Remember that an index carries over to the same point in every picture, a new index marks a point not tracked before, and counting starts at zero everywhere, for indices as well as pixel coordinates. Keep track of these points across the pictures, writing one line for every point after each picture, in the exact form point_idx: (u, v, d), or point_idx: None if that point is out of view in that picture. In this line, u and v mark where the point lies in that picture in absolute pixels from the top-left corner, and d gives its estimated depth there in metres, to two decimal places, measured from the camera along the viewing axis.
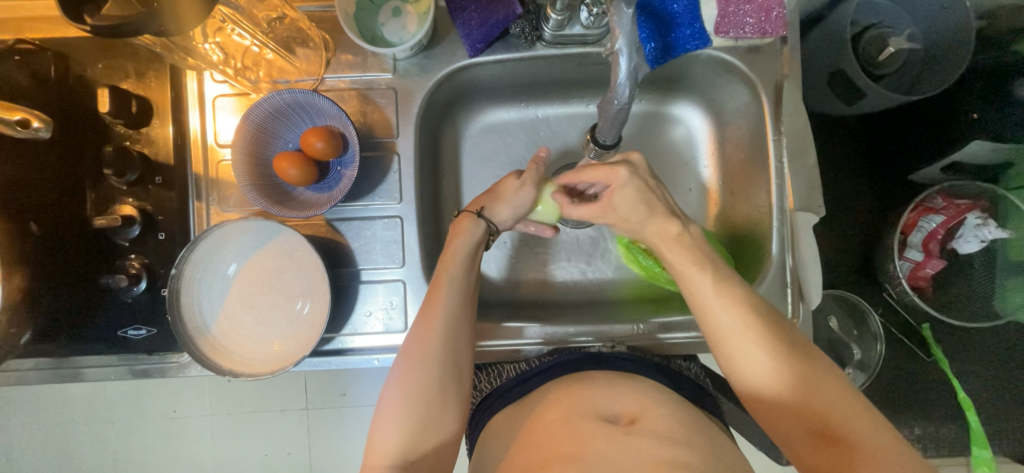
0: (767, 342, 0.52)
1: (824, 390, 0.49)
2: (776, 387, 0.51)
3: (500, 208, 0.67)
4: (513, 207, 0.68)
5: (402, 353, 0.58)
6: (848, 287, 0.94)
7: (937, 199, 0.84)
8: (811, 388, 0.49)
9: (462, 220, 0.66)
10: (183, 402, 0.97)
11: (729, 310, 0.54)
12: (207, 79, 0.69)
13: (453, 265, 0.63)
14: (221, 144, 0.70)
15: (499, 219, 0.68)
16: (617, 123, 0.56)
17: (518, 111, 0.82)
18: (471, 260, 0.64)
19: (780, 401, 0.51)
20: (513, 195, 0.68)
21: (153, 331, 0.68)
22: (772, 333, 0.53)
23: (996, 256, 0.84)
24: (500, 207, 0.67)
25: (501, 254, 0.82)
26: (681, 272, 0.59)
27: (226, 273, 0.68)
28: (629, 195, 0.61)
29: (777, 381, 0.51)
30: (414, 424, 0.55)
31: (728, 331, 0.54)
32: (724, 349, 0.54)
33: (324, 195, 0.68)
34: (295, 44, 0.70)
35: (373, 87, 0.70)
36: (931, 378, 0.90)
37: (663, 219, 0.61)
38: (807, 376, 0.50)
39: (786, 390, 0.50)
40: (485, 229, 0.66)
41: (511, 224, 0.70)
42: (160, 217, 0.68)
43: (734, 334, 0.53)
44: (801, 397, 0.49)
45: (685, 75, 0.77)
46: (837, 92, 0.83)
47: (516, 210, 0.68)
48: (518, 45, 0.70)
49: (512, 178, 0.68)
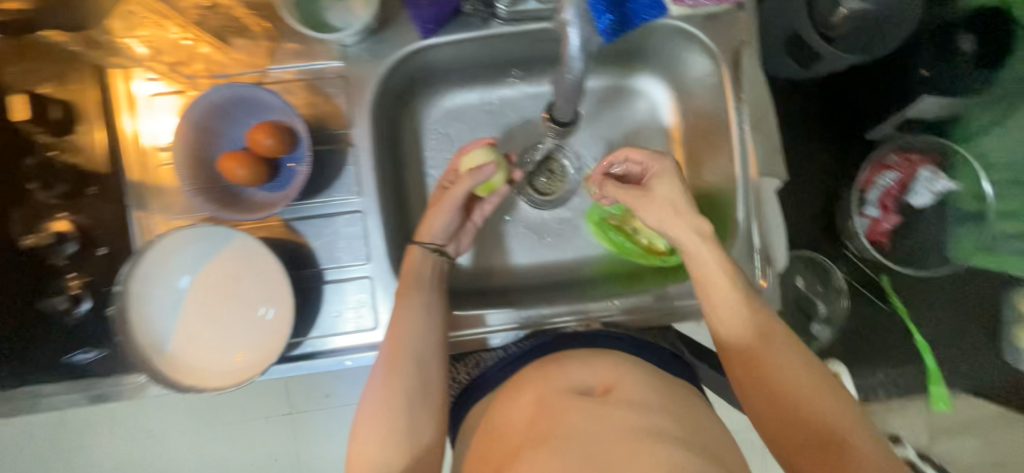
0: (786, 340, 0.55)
1: (826, 401, 0.51)
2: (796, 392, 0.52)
3: (427, 225, 0.69)
4: (437, 220, 0.69)
5: (374, 371, 0.59)
6: (813, 246, 0.97)
7: (892, 157, 0.90)
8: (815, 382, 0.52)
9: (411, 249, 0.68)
10: (156, 423, 0.92)
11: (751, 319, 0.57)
12: (136, 79, 0.63)
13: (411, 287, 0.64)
14: (160, 148, 0.64)
15: (435, 236, 0.69)
16: (573, 100, 0.54)
17: (478, 93, 0.79)
18: (420, 262, 0.67)
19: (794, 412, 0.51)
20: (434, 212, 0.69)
21: (104, 352, 0.63)
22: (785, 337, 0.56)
23: (947, 207, 0.89)
24: (425, 224, 0.69)
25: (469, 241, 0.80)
26: (702, 275, 0.60)
27: (177, 286, 0.63)
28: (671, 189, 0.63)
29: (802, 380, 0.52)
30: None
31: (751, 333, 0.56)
32: (748, 353, 0.56)
33: (278, 194, 0.63)
34: (230, 33, 0.63)
35: (321, 77, 0.66)
36: (891, 326, 0.94)
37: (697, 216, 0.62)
38: (819, 387, 0.52)
39: (804, 398, 0.51)
40: (429, 253, 0.68)
41: (451, 233, 0.71)
42: (97, 230, 0.63)
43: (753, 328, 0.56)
44: (808, 408, 0.51)
45: (645, 47, 0.76)
46: (794, 56, 0.83)
47: (443, 223, 0.69)
48: (472, 23, 0.68)
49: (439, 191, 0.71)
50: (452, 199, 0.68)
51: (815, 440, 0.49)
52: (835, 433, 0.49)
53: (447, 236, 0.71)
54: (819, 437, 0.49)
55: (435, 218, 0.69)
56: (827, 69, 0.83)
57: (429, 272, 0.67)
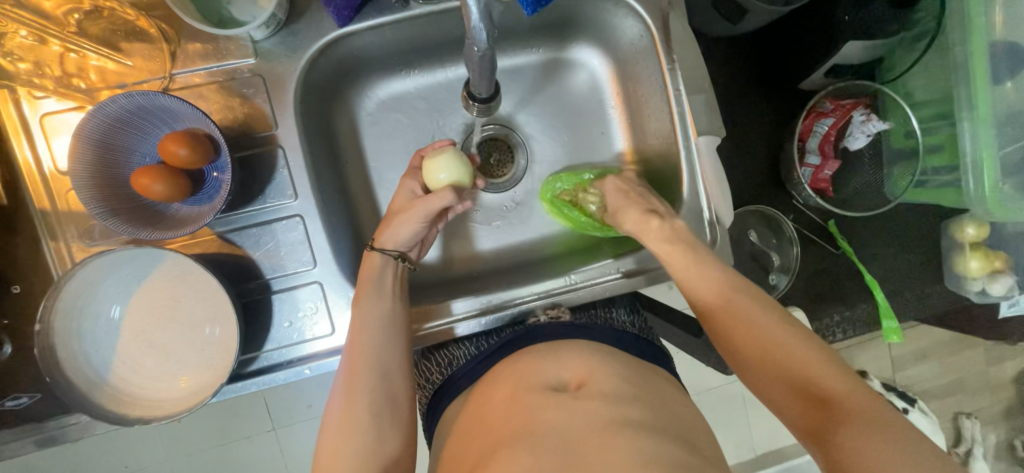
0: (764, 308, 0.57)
1: (806, 358, 0.52)
2: (777, 351, 0.53)
3: (389, 233, 0.65)
4: (400, 229, 0.65)
5: (336, 386, 0.58)
6: (764, 200, 0.99)
7: (826, 104, 0.92)
8: (798, 342, 0.53)
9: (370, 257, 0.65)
10: (135, 455, 0.93)
11: (733, 296, 0.58)
12: (25, 100, 0.58)
13: (365, 294, 0.61)
14: (62, 171, 0.59)
15: (395, 243, 0.66)
16: (486, 72, 0.50)
17: (412, 79, 0.76)
18: (380, 271, 0.64)
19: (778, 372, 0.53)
20: (399, 222, 0.65)
21: (37, 396, 0.59)
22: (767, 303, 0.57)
23: (881, 146, 0.93)
24: (388, 232, 0.65)
25: None
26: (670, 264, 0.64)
27: (109, 316, 0.60)
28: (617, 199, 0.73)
29: (782, 341, 0.54)
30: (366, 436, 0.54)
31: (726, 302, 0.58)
32: (725, 318, 0.58)
33: (205, 207, 0.60)
34: (118, 37, 0.59)
35: (236, 77, 0.62)
36: (844, 268, 0.98)
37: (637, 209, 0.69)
38: (799, 345, 0.53)
39: (785, 356, 0.53)
40: (389, 260, 0.65)
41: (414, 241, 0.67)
42: (10, 269, 0.59)
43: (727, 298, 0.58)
44: (791, 367, 0.52)
45: (574, 15, 0.75)
46: (723, 13, 0.83)
47: (405, 233, 0.65)
48: (390, 6, 0.64)
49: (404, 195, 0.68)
50: (422, 207, 0.64)
51: (810, 400, 0.50)
52: (825, 391, 0.50)
53: (410, 243, 0.67)
54: (812, 395, 0.50)
55: (401, 226, 0.65)
56: (753, 24, 0.85)
57: (392, 281, 0.64)
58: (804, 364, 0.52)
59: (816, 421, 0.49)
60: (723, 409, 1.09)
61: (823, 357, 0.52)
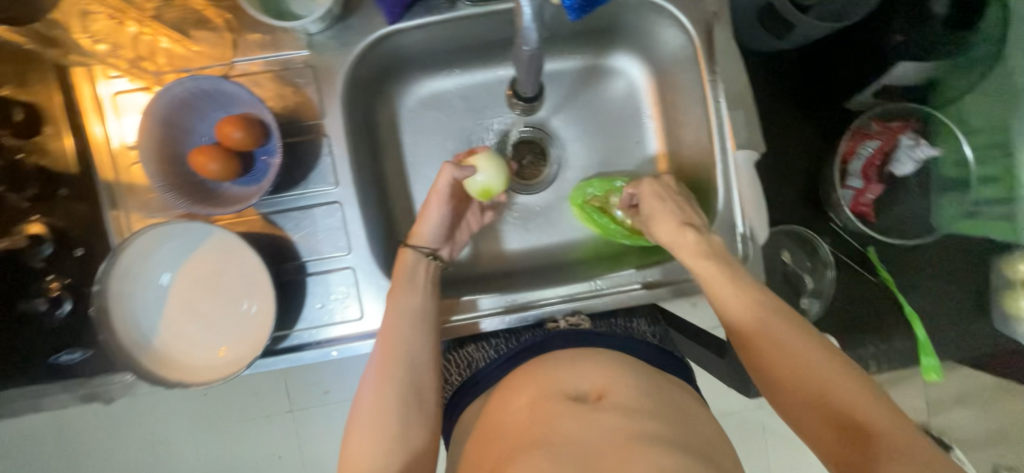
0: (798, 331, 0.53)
1: (838, 382, 0.49)
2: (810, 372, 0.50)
3: (420, 230, 0.69)
4: (430, 224, 0.69)
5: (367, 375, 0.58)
6: (799, 221, 0.97)
7: (872, 126, 0.89)
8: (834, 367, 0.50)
9: (404, 255, 0.68)
10: (158, 425, 0.97)
11: (762, 322, 0.55)
12: (99, 82, 0.62)
13: (401, 290, 0.64)
14: (130, 146, 0.63)
15: (427, 240, 0.70)
16: (533, 70, 0.52)
17: (454, 78, 0.79)
18: (413, 266, 0.67)
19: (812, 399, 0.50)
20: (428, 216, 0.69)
21: (88, 352, 0.63)
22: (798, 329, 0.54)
23: (931, 174, 0.89)
24: (419, 228, 0.69)
25: None
26: (702, 274, 0.62)
27: (159, 283, 0.64)
28: (665, 206, 0.69)
29: (815, 362, 0.51)
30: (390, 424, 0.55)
31: (754, 326, 0.56)
32: (755, 341, 0.55)
33: (252, 188, 0.63)
34: (188, 25, 0.64)
35: (290, 67, 0.65)
36: (881, 297, 0.94)
37: (680, 226, 0.66)
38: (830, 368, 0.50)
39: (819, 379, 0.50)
40: (422, 257, 0.68)
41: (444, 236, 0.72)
42: (74, 232, 0.63)
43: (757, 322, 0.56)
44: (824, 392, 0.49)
45: (617, 23, 0.75)
46: (769, 28, 0.82)
47: (435, 227, 0.70)
48: (439, 6, 0.67)
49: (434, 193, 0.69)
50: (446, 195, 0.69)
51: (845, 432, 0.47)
52: (864, 420, 0.46)
53: (439, 240, 0.71)
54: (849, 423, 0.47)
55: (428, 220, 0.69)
56: (800, 40, 0.83)
57: (422, 275, 0.67)
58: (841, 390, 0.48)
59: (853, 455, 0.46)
60: (741, 435, 1.05)
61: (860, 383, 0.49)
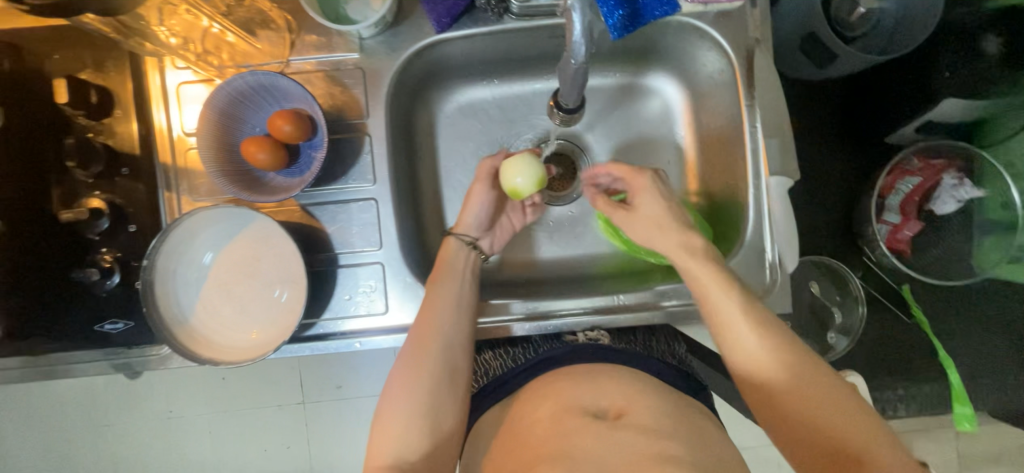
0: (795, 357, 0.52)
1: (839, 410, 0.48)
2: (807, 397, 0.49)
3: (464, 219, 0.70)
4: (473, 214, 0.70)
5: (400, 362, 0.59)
6: (829, 253, 0.95)
7: (914, 161, 0.86)
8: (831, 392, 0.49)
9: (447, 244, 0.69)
10: (178, 403, 1.01)
11: (761, 345, 0.53)
12: (168, 69, 0.67)
13: (445, 282, 0.65)
14: (187, 133, 0.68)
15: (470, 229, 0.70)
16: (579, 84, 0.52)
17: (493, 88, 0.81)
18: (455, 253, 0.68)
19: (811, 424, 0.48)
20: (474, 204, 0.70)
21: (130, 324, 0.67)
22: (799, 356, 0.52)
23: (973, 215, 0.86)
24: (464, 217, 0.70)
25: None
26: (697, 279, 0.58)
27: (202, 262, 0.67)
28: (656, 201, 0.64)
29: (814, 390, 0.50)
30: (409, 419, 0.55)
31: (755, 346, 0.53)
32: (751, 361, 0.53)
33: (296, 179, 0.66)
34: (256, 24, 0.67)
35: (340, 68, 0.69)
36: (911, 338, 0.92)
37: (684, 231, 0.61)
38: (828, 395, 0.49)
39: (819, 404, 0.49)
40: (463, 246, 0.69)
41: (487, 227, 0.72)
42: (130, 209, 0.67)
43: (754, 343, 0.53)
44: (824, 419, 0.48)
45: (657, 44, 0.76)
46: (810, 56, 0.82)
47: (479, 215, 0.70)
48: (486, 18, 0.69)
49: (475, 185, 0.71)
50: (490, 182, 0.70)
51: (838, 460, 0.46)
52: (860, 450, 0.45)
53: (479, 230, 0.71)
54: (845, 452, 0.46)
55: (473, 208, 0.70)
56: (841, 70, 0.83)
57: (461, 264, 0.68)
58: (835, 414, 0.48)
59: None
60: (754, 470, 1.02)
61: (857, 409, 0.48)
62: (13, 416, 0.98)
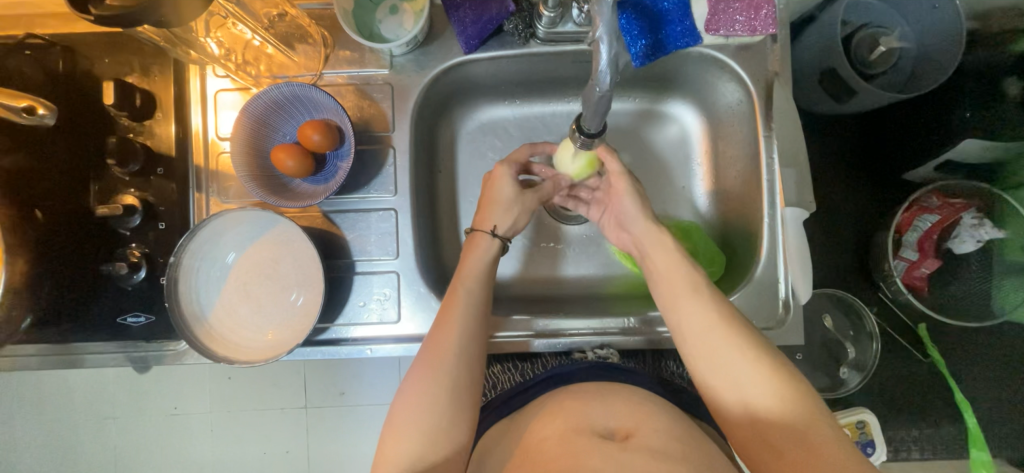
0: (752, 352, 0.53)
1: (793, 393, 0.50)
2: (760, 382, 0.51)
3: (499, 218, 0.68)
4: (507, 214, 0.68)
5: (415, 365, 0.57)
6: (842, 286, 0.94)
7: (932, 199, 0.85)
8: (788, 386, 0.51)
9: (477, 239, 0.67)
10: (185, 399, 1.02)
11: (710, 323, 0.55)
12: (209, 75, 0.71)
13: (470, 280, 0.63)
14: (221, 138, 0.71)
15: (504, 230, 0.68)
16: (600, 111, 0.53)
17: (515, 108, 0.83)
18: (488, 251, 0.66)
19: (769, 415, 0.50)
20: (511, 203, 0.68)
21: (152, 318, 0.69)
22: (761, 351, 0.53)
23: (993, 256, 0.85)
24: (501, 217, 0.68)
25: (514, 254, 0.83)
26: (660, 266, 0.62)
27: (224, 261, 0.69)
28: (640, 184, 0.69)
29: (765, 377, 0.51)
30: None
31: (704, 331, 0.55)
32: (707, 350, 0.55)
33: (321, 187, 0.69)
34: (293, 39, 0.71)
35: (370, 83, 0.72)
36: (924, 377, 0.90)
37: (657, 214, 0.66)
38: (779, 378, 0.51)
39: (771, 390, 0.51)
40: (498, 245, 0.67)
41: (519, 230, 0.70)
42: (161, 207, 0.70)
43: (707, 337, 0.55)
44: (778, 400, 0.50)
45: (678, 73, 0.78)
46: (829, 91, 0.83)
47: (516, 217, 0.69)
48: (513, 42, 0.72)
49: (506, 188, 0.69)
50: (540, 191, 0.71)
51: (789, 440, 0.48)
52: (804, 428, 0.48)
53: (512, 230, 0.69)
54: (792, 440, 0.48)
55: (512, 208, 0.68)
56: (860, 107, 0.84)
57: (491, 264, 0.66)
58: (787, 406, 0.50)
59: (795, 458, 0.47)
60: None
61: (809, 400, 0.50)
62: (25, 403, 1.00)
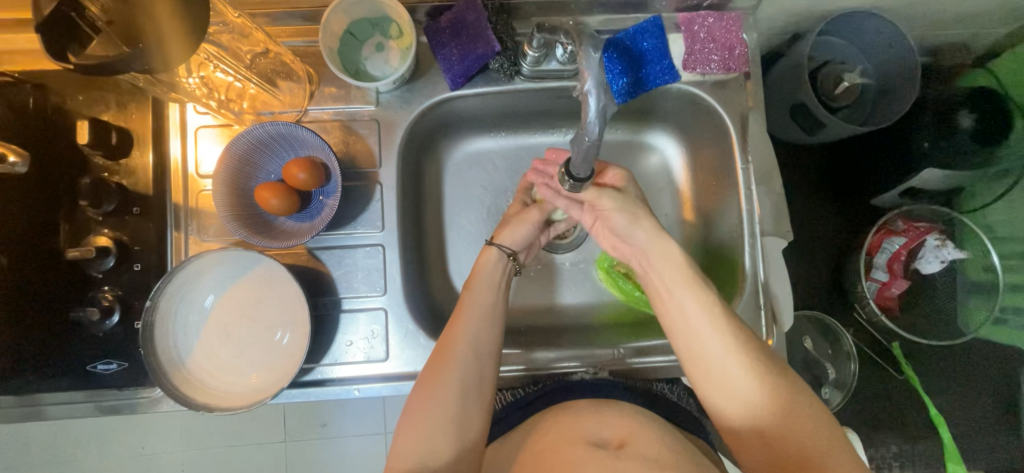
0: (748, 365, 0.55)
1: (793, 408, 0.53)
2: (758, 397, 0.54)
3: (507, 234, 0.71)
4: (518, 231, 0.72)
5: (416, 391, 0.59)
6: (818, 305, 0.97)
7: (897, 223, 0.90)
8: (795, 416, 0.52)
9: (485, 254, 0.70)
10: (155, 438, 0.97)
11: (708, 336, 0.57)
12: (190, 110, 0.70)
13: (479, 295, 0.66)
14: (202, 175, 0.70)
15: (511, 244, 0.72)
16: (590, 156, 0.54)
17: (499, 139, 0.84)
18: (495, 263, 0.70)
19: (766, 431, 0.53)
20: (519, 222, 0.72)
21: (124, 365, 0.66)
22: (757, 367, 0.55)
23: (957, 275, 0.89)
24: (508, 233, 0.72)
25: None
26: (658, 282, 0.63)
27: (203, 304, 0.67)
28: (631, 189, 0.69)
29: (761, 396, 0.53)
30: (411, 462, 0.54)
31: (699, 346, 0.57)
32: (702, 365, 0.57)
33: (306, 224, 0.68)
34: (277, 77, 0.71)
35: (356, 119, 0.72)
36: (899, 392, 0.93)
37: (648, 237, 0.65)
38: (776, 393, 0.53)
39: (769, 403, 0.53)
40: (503, 257, 0.70)
41: (525, 248, 0.74)
42: (137, 247, 0.67)
43: (703, 352, 0.57)
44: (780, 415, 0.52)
45: (657, 108, 0.81)
46: (800, 122, 0.87)
47: (523, 235, 0.72)
48: (498, 78, 0.73)
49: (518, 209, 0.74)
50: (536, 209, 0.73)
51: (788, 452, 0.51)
52: (804, 443, 0.50)
53: (521, 245, 0.73)
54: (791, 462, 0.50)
55: (518, 227, 0.72)
56: (829, 137, 0.88)
57: (500, 274, 0.70)
58: (790, 431, 0.52)
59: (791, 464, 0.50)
60: None
61: (815, 426, 0.51)
62: None
